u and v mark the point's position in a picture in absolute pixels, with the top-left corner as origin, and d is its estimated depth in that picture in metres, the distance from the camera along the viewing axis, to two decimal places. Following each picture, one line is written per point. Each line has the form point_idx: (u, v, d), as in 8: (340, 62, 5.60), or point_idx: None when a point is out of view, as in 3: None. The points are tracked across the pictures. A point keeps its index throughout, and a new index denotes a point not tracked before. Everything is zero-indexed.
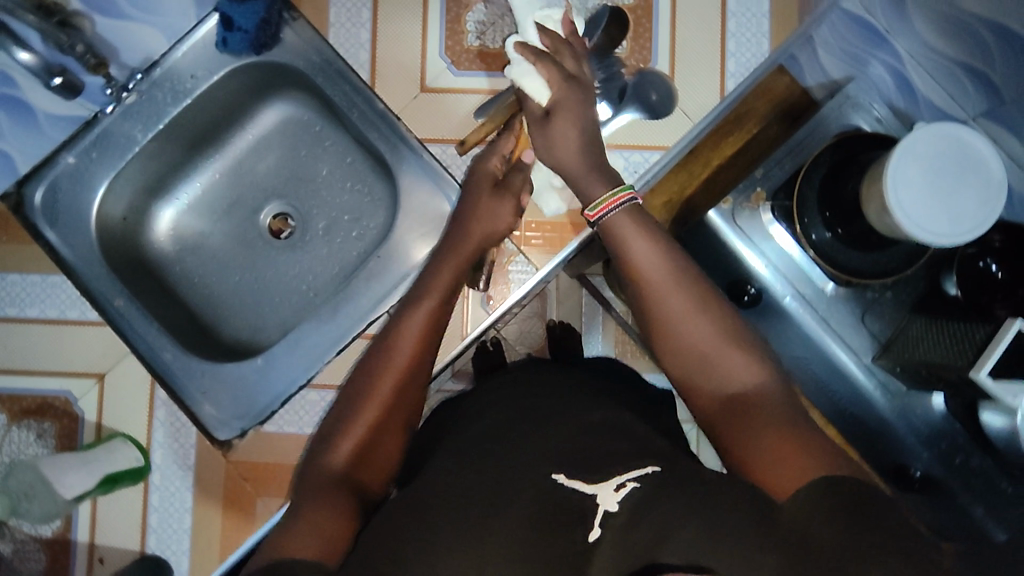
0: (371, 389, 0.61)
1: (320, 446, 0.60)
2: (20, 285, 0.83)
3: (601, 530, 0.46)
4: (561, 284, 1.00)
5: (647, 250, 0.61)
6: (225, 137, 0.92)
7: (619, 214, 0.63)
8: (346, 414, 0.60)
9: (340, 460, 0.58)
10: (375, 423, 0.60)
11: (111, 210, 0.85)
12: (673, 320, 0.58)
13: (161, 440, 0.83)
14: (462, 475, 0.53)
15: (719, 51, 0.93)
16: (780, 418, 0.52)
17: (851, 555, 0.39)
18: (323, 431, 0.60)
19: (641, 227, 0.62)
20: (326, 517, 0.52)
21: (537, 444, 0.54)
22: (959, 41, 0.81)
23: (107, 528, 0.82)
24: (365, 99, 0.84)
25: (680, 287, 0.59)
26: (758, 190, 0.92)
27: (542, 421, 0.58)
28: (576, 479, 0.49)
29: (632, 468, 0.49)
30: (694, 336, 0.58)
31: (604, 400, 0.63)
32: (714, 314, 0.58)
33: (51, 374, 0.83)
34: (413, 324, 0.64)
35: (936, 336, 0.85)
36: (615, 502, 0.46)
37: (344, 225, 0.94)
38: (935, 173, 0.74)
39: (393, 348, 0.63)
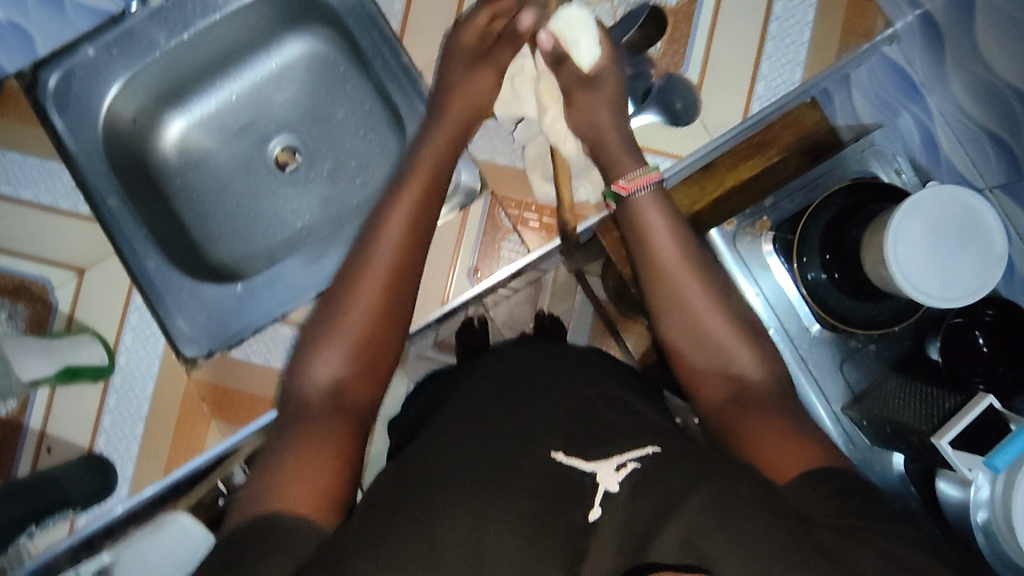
0: (353, 295, 0.62)
1: (307, 360, 0.60)
2: (19, 165, 0.84)
3: (601, 512, 0.48)
4: (560, 276, 1.06)
5: (665, 235, 0.66)
6: (248, 61, 0.92)
7: (647, 194, 0.69)
8: (319, 344, 0.61)
9: (330, 372, 0.59)
10: (363, 331, 0.61)
11: (122, 109, 0.85)
12: (690, 303, 0.63)
13: (127, 345, 0.83)
14: (447, 437, 0.54)
15: (752, 70, 0.86)
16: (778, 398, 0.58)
17: (844, 535, 0.45)
18: (309, 345, 0.61)
19: (664, 211, 0.68)
20: (320, 442, 0.53)
21: (492, 422, 0.55)
22: (989, 109, 0.81)
23: (60, 420, 0.82)
24: (392, 50, 0.84)
25: (696, 279, 0.64)
26: (763, 219, 0.91)
27: (500, 399, 0.58)
28: (576, 456, 0.51)
29: (634, 450, 0.50)
30: (711, 325, 0.63)
31: (593, 372, 0.64)
32: (725, 310, 0.63)
33: (33, 259, 0.83)
34: (385, 246, 0.64)
35: (908, 397, 0.84)
36: (615, 482, 0.48)
37: (350, 170, 0.94)
38: (937, 235, 0.74)
39: (373, 252, 0.64)
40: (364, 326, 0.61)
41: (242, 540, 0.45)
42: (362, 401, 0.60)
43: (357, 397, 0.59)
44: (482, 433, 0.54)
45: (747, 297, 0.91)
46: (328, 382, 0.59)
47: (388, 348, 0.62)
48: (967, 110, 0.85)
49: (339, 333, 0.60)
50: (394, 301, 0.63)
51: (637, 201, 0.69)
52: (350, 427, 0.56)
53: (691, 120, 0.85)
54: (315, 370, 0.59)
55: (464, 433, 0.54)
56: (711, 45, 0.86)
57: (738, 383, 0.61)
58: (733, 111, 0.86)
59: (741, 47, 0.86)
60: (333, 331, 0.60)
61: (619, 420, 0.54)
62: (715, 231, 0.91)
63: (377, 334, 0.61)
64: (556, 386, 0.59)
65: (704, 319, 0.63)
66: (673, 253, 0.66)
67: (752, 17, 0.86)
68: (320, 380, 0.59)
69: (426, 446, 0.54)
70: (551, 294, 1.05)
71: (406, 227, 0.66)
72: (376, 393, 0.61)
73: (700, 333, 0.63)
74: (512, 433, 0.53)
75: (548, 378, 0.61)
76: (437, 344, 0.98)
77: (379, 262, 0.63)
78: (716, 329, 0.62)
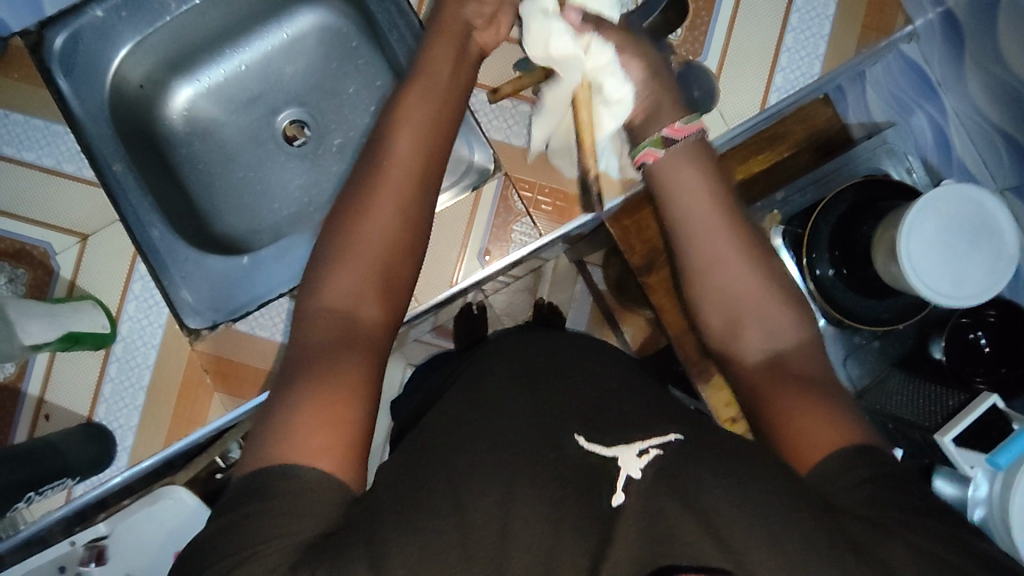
0: (363, 215, 0.60)
1: (314, 286, 0.59)
2: (22, 127, 0.82)
3: (624, 496, 0.47)
4: (560, 266, 1.09)
5: (697, 188, 0.66)
6: (259, 30, 0.90)
7: (682, 145, 0.67)
8: (330, 268, 0.59)
9: (338, 298, 0.58)
10: (373, 258, 0.59)
11: (130, 74, 0.83)
12: (710, 261, 0.65)
13: (130, 314, 0.82)
14: (467, 418, 0.55)
15: (771, 62, 0.85)
16: (793, 388, 0.58)
17: (860, 524, 0.45)
18: (316, 272, 0.60)
19: (697, 162, 0.67)
20: (336, 376, 0.53)
21: (506, 404, 0.55)
22: (1007, 112, 0.82)
23: (60, 387, 0.80)
24: (409, 24, 0.83)
25: (725, 234, 0.65)
26: (774, 212, 0.91)
27: (514, 382, 0.58)
28: (597, 442, 0.50)
29: (654, 437, 0.50)
30: (729, 280, 0.64)
31: (607, 359, 0.64)
32: (755, 264, 0.64)
33: (35, 224, 0.82)
34: (395, 174, 0.62)
35: (911, 395, 0.86)
36: (639, 469, 0.48)
37: (360, 146, 0.92)
38: (950, 234, 0.74)
39: (383, 176, 0.62)
40: (377, 251, 0.59)
41: (253, 504, 0.45)
42: (376, 325, 0.58)
43: (370, 324, 0.58)
44: (500, 414, 0.54)
45: None
46: (340, 309, 0.57)
47: (402, 277, 0.61)
48: (983, 111, 0.86)
49: (349, 260, 0.59)
50: (407, 229, 0.61)
51: (675, 154, 0.67)
52: (366, 358, 0.56)
53: (708, 110, 0.84)
54: (326, 296, 0.58)
55: (478, 415, 0.55)
56: (731, 35, 0.85)
57: (776, 349, 0.62)
58: (750, 102, 0.85)
59: (761, 39, 0.85)
60: (342, 258, 0.59)
61: (638, 409, 0.55)
62: None
63: (389, 263, 0.60)
64: (570, 369, 0.60)
65: (735, 276, 0.64)
66: (709, 207, 0.65)
67: (772, 8, 0.85)
68: (333, 306, 0.57)
69: (447, 425, 0.54)
70: (550, 283, 1.08)
71: (417, 157, 0.64)
72: (391, 318, 0.60)
73: (735, 296, 0.64)
74: (530, 414, 0.54)
75: (561, 362, 0.61)
76: (436, 331, 0.99)
77: (389, 190, 0.61)
78: (740, 284, 0.64)
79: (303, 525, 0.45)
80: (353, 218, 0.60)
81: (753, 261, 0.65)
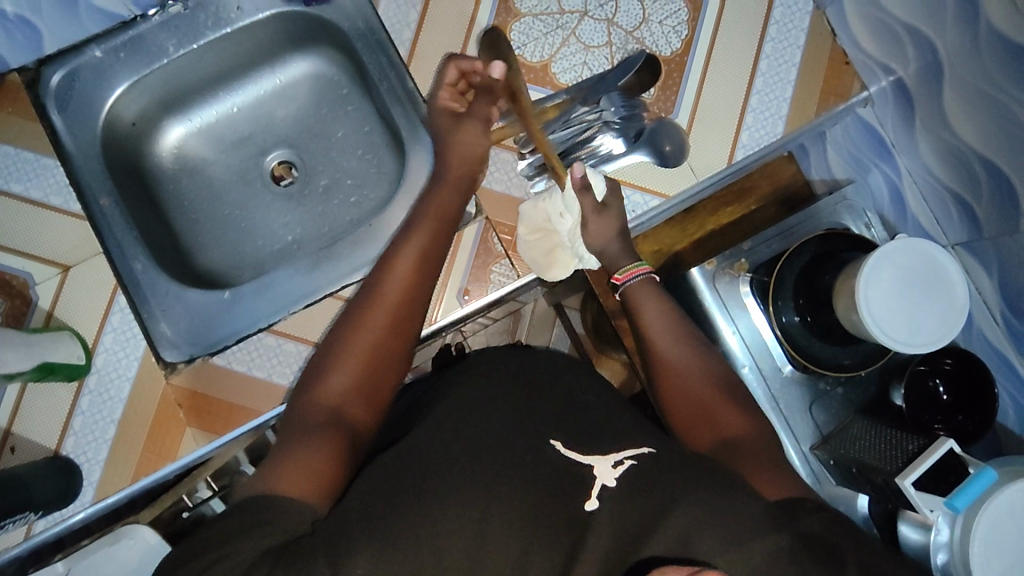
0: (369, 311, 0.65)
1: (316, 374, 0.63)
2: (14, 159, 0.83)
3: (599, 503, 0.54)
4: (539, 308, 1.10)
5: (658, 310, 0.72)
6: (252, 76, 0.94)
7: (638, 281, 0.74)
8: (333, 359, 0.63)
9: (335, 387, 0.61)
10: (371, 347, 0.63)
11: (122, 112, 0.86)
12: (678, 366, 0.68)
13: (107, 345, 0.81)
14: (453, 451, 0.57)
15: (737, 121, 0.91)
16: (764, 452, 0.62)
17: None
18: (321, 361, 0.64)
19: (656, 291, 0.74)
20: (315, 444, 0.56)
21: (483, 445, 0.58)
22: (955, 172, 0.85)
23: (29, 420, 0.79)
24: (398, 75, 0.87)
25: (685, 345, 0.70)
26: (742, 261, 0.96)
27: (494, 425, 0.60)
28: (574, 450, 0.58)
29: (630, 447, 0.58)
30: (695, 383, 0.67)
31: (589, 400, 0.66)
32: (705, 354, 0.70)
33: (16, 253, 0.81)
34: (392, 283, 0.67)
35: (874, 439, 0.88)
36: (613, 479, 0.55)
37: (346, 189, 0.95)
38: (905, 284, 0.78)
39: (387, 275, 0.68)
40: (369, 354, 0.63)
41: (232, 516, 0.49)
42: (364, 425, 0.61)
43: (359, 413, 0.61)
44: (480, 455, 0.56)
45: (725, 337, 0.95)
46: (332, 403, 0.60)
47: (393, 371, 0.64)
48: (933, 170, 0.89)
49: (344, 361, 0.62)
50: (404, 329, 0.66)
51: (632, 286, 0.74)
52: (348, 444, 0.58)
53: (679, 162, 0.89)
54: (320, 389, 0.61)
55: (455, 454, 0.57)
56: (700, 94, 0.90)
57: (730, 431, 0.64)
58: (719, 157, 0.90)
59: (728, 99, 0.91)
60: (343, 349, 0.63)
61: None
62: (696, 270, 0.96)
63: (382, 356, 0.64)
64: (540, 413, 0.63)
65: (691, 371, 0.68)
66: (671, 325, 0.71)
67: (739, 70, 0.91)
68: (324, 400, 0.60)
69: (429, 456, 0.57)
70: (528, 326, 1.09)
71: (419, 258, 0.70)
72: (376, 415, 0.63)
73: (691, 390, 0.67)
74: (508, 461, 0.56)
75: (537, 404, 0.64)
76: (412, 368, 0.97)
77: (388, 294, 0.66)
78: (702, 388, 0.67)
79: (264, 535, 0.47)
80: (359, 315, 0.65)
81: (708, 354, 0.70)
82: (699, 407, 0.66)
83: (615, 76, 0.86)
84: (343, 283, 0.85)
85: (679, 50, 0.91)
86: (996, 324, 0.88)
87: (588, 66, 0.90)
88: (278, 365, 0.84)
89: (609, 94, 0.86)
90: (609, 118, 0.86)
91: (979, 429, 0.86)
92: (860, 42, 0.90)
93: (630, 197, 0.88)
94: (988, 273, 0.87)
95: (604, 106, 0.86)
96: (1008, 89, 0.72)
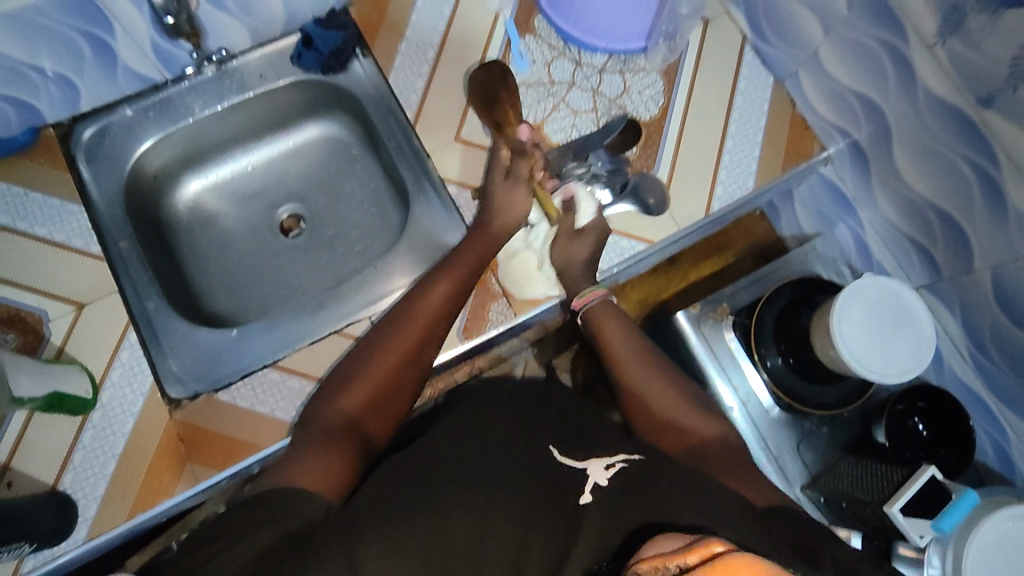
0: (396, 338, 0.73)
1: (335, 390, 0.70)
2: (39, 205, 0.87)
3: (592, 496, 0.56)
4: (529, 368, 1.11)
5: (620, 329, 0.79)
6: (269, 136, 1.02)
7: (600, 302, 0.82)
8: (353, 377, 0.70)
9: (352, 401, 0.68)
10: (391, 366, 0.71)
11: (148, 163, 0.93)
12: (644, 379, 0.74)
13: (114, 381, 0.83)
14: (462, 460, 0.61)
15: (712, 177, 1.00)
16: (725, 452, 0.68)
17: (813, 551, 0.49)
18: (342, 380, 0.70)
19: (616, 312, 0.81)
20: (331, 451, 0.62)
21: (484, 453, 0.62)
22: (912, 221, 0.93)
23: (29, 454, 0.79)
24: (405, 135, 0.96)
25: (646, 358, 0.76)
26: (724, 305, 1.02)
27: (504, 440, 0.64)
28: (569, 457, 0.61)
29: (621, 454, 0.62)
30: (658, 390, 0.73)
31: (594, 424, 0.70)
32: (674, 381, 0.74)
33: (33, 291, 0.84)
34: (414, 319, 0.75)
35: (860, 473, 0.91)
36: (605, 478, 0.58)
37: (351, 239, 1.01)
38: (875, 318, 0.84)
39: (416, 305, 0.76)
40: (388, 373, 0.71)
41: (254, 506, 0.54)
42: (376, 436, 0.68)
43: (370, 426, 0.68)
44: (489, 463, 0.60)
45: (714, 380, 0.99)
46: (349, 413, 0.67)
47: (406, 391, 0.71)
48: (893, 221, 0.96)
49: (363, 380, 0.70)
50: (422, 355, 0.73)
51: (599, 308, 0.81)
52: (359, 450, 0.65)
53: (661, 213, 0.97)
54: (338, 402, 0.68)
55: (464, 463, 0.60)
56: (678, 154, 1.00)
57: (698, 447, 0.69)
58: (697, 208, 0.98)
59: (704, 159, 1.00)
60: (364, 369, 0.71)
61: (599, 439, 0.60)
62: (681, 314, 1.01)
63: (399, 375, 0.71)
64: (537, 430, 0.66)
65: (658, 395, 0.73)
66: (633, 343, 0.78)
67: (712, 134, 1.01)
68: (342, 410, 0.67)
69: (439, 465, 0.60)
70: None
71: (448, 295, 0.78)
72: (387, 428, 0.70)
73: (661, 410, 0.72)
74: (507, 465, 0.60)
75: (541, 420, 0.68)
76: None
77: (414, 323, 0.74)
78: (664, 395, 0.73)
79: (283, 523, 0.52)
80: (383, 340, 0.73)
81: (664, 365, 0.76)
82: (665, 413, 0.72)
83: (600, 137, 0.96)
84: (348, 321, 0.89)
85: (657, 115, 1.01)
86: (964, 360, 0.93)
87: (577, 129, 0.99)
88: (281, 401, 0.86)
89: (596, 150, 0.95)
90: (597, 172, 0.94)
91: (961, 459, 0.90)
92: (815, 107, 1.00)
93: (618, 243, 0.96)
94: (952, 313, 0.92)
95: (592, 161, 0.94)
96: (949, 142, 0.81)
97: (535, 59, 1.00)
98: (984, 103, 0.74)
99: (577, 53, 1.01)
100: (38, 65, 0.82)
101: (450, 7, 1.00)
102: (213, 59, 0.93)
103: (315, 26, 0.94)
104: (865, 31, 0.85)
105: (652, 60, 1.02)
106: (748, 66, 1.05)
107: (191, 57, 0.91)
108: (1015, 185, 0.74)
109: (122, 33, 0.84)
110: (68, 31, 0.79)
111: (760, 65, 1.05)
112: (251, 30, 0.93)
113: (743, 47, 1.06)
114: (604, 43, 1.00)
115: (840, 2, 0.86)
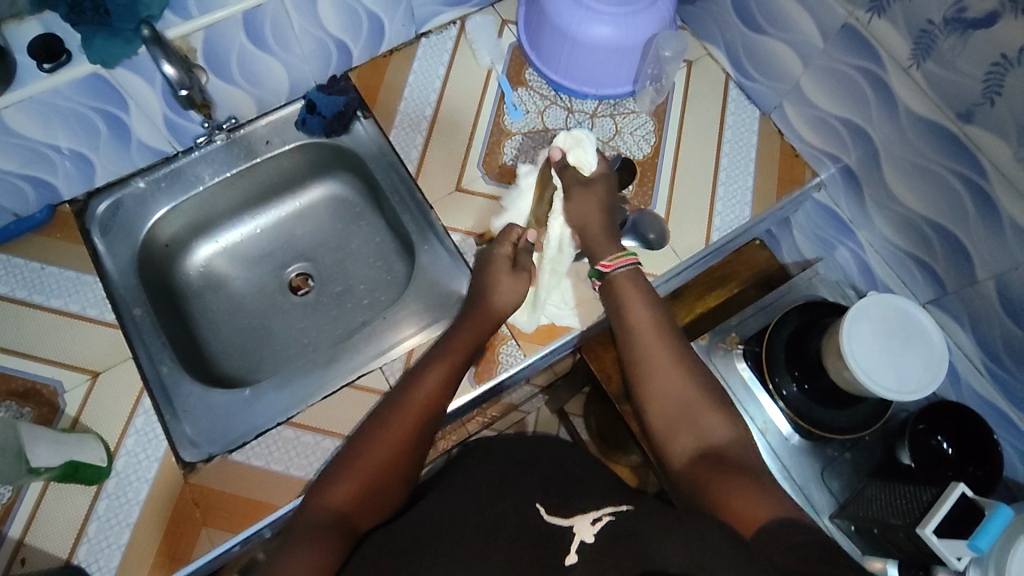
0: (404, 404, 0.72)
1: (336, 467, 0.68)
2: (55, 277, 0.89)
3: (578, 556, 0.57)
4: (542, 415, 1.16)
5: (642, 310, 0.76)
6: (278, 198, 1.07)
7: (625, 274, 0.79)
8: (359, 450, 0.68)
9: (356, 475, 0.66)
10: (400, 439, 0.69)
11: (160, 233, 0.98)
12: (663, 371, 0.72)
13: (128, 448, 0.82)
14: (444, 528, 0.61)
15: (708, 208, 1.02)
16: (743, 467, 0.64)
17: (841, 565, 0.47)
18: (343, 456, 0.68)
19: (642, 288, 0.78)
20: (325, 540, 0.60)
21: (470, 519, 0.62)
22: (910, 238, 0.93)
23: (44, 529, 0.78)
24: (408, 189, 0.99)
25: (670, 348, 0.73)
26: (732, 334, 1.02)
27: (491, 508, 0.64)
28: (555, 516, 0.61)
29: (608, 506, 0.62)
30: (679, 387, 0.71)
31: (606, 489, 0.69)
32: (689, 367, 0.72)
33: (47, 362, 0.85)
34: (421, 388, 0.74)
35: (889, 497, 0.88)
36: (592, 534, 0.58)
37: (359, 293, 1.04)
38: (885, 336, 0.85)
39: (424, 373, 0.76)
40: (395, 446, 0.69)
41: None
42: (370, 523, 0.66)
43: (365, 508, 0.65)
44: (473, 528, 0.60)
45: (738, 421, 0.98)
46: (341, 502, 0.64)
47: (410, 459, 0.69)
48: (892, 240, 0.96)
49: (369, 451, 0.68)
50: (430, 421, 0.72)
51: (615, 283, 0.79)
52: (351, 536, 0.62)
53: (662, 246, 0.99)
54: (338, 482, 0.66)
55: (450, 527, 0.61)
56: (673, 189, 1.02)
57: (710, 449, 0.67)
58: (697, 239, 1.00)
59: (698, 193, 1.03)
60: (371, 440, 0.69)
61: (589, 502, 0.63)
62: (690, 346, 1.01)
63: (409, 444, 0.69)
64: (520, 492, 0.66)
65: (670, 377, 0.71)
66: (654, 326, 0.75)
67: (706, 167, 1.04)
68: (332, 502, 0.64)
69: (421, 532, 0.61)
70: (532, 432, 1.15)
71: (452, 363, 0.78)
72: (380, 517, 0.67)
73: (673, 397, 0.71)
74: (492, 529, 0.60)
75: (529, 483, 0.69)
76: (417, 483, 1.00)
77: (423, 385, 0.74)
78: (684, 393, 0.70)
79: None
80: (387, 411, 0.71)
81: (689, 366, 0.72)
82: (685, 413, 0.69)
83: None
84: (359, 374, 0.89)
85: (649, 154, 1.04)
86: (981, 374, 0.92)
87: None
88: (295, 457, 0.84)
89: None
90: None
91: (988, 480, 0.87)
92: (803, 135, 1.03)
93: None
94: (962, 327, 0.91)
95: None
96: (937, 159, 0.83)
97: (529, 109, 1.04)
98: (965, 117, 0.77)
99: (568, 100, 1.05)
100: (55, 144, 0.87)
101: (445, 67, 1.05)
102: (223, 128, 0.99)
103: (318, 93, 0.98)
104: (842, 60, 0.88)
105: (641, 103, 1.06)
106: (734, 102, 1.09)
107: (202, 128, 0.97)
108: (1007, 194, 0.76)
109: (135, 108, 0.88)
110: (86, 110, 0.85)
111: (746, 100, 1.09)
112: (257, 100, 0.99)
113: (728, 85, 1.10)
114: (593, 89, 1.03)
115: (816, 35, 0.90)
